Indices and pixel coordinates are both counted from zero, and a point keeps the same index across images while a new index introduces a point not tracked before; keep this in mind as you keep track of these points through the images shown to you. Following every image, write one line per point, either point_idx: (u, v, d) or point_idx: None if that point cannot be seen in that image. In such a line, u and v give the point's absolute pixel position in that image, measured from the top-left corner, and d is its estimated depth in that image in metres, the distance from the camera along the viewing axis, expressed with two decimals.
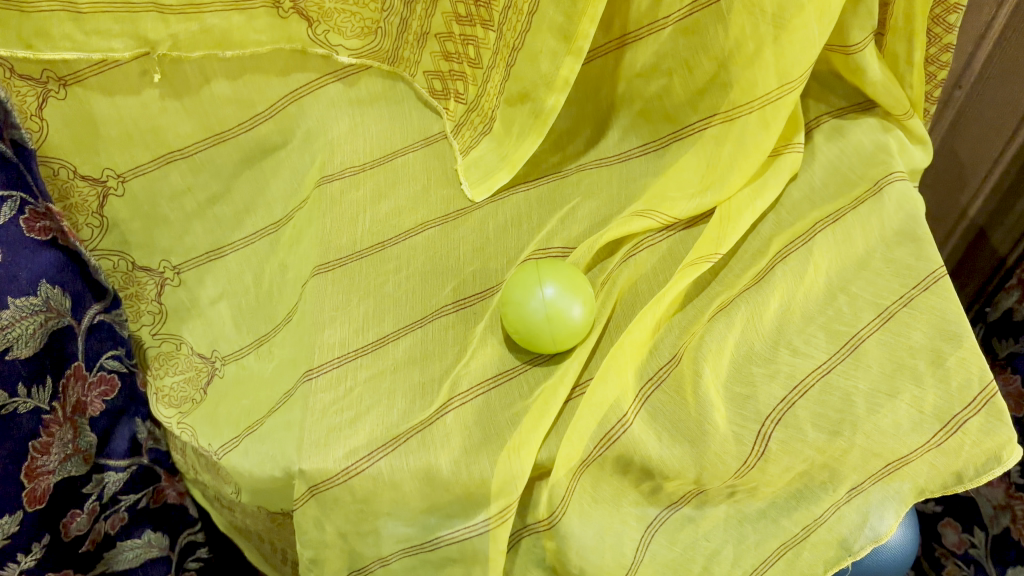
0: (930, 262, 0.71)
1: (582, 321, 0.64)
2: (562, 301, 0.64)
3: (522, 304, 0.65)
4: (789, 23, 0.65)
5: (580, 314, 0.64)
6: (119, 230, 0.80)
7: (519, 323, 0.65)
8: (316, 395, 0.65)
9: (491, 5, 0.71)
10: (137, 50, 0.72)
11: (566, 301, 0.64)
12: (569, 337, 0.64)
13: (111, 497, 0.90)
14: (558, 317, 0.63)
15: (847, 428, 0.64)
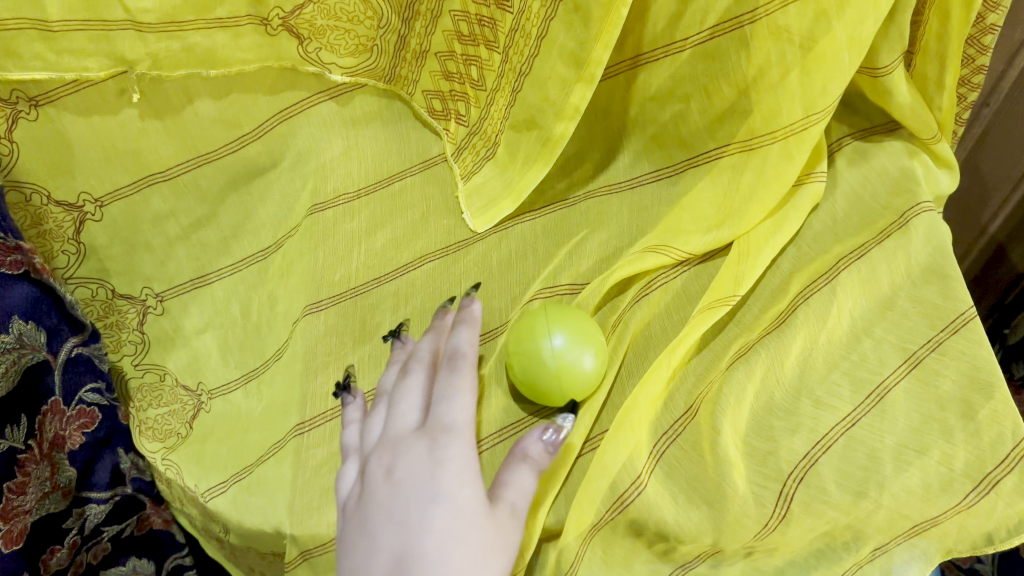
0: (960, 302, 0.66)
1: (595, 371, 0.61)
2: (571, 353, 0.59)
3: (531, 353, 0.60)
4: (817, 51, 0.60)
5: (590, 366, 0.60)
6: (97, 258, 0.75)
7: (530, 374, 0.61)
8: (310, 450, 0.63)
9: (496, 26, 0.66)
10: (113, 69, 0.67)
11: (577, 352, 0.60)
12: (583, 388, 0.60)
13: (93, 529, 0.86)
14: (570, 369, 0.59)
15: (873, 489, 0.60)
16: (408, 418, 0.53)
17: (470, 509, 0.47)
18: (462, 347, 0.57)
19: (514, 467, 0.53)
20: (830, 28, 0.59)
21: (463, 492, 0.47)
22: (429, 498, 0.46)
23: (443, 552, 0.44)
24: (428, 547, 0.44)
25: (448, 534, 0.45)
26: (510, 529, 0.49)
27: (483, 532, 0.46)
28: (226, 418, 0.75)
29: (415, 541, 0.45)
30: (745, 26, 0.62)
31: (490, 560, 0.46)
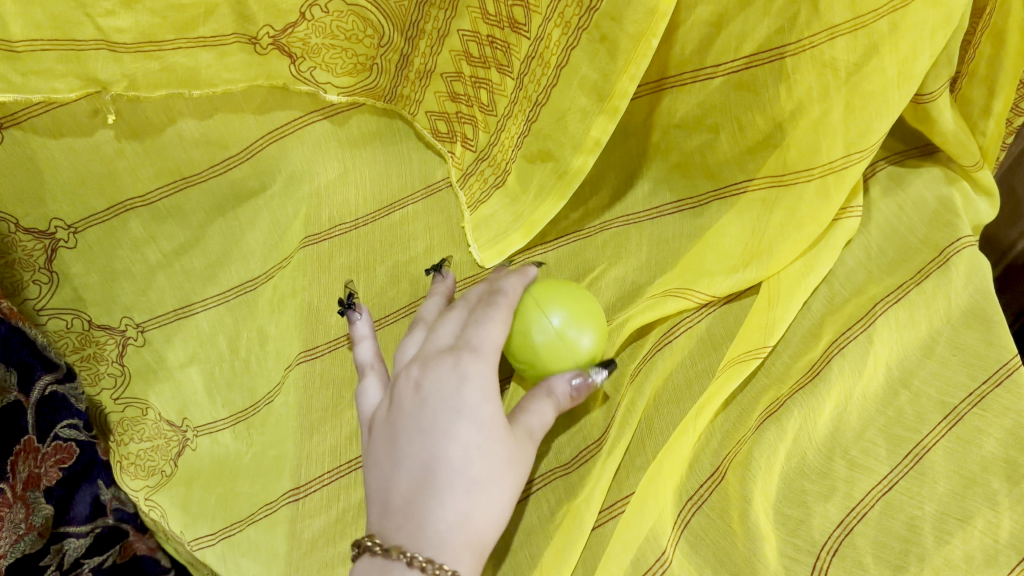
0: (1003, 350, 0.62)
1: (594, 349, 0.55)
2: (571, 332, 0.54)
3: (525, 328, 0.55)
4: (860, 86, 0.56)
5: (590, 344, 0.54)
6: (72, 286, 0.68)
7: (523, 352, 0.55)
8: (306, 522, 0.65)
9: (511, 49, 0.60)
10: (85, 90, 0.60)
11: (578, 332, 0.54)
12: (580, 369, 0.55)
13: (73, 563, 0.82)
14: (569, 350, 0.54)
15: (912, 562, 0.56)
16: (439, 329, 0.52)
17: (494, 423, 0.46)
18: (507, 285, 0.54)
19: (542, 403, 0.51)
20: (881, 64, 0.54)
21: (489, 403, 0.47)
22: (453, 409, 0.46)
23: (466, 462, 0.44)
24: (451, 455, 0.44)
25: (470, 447, 0.45)
26: (529, 438, 0.49)
27: (505, 444, 0.46)
28: (213, 460, 0.70)
29: (439, 452, 0.45)
30: (786, 58, 0.57)
31: (510, 470, 0.46)
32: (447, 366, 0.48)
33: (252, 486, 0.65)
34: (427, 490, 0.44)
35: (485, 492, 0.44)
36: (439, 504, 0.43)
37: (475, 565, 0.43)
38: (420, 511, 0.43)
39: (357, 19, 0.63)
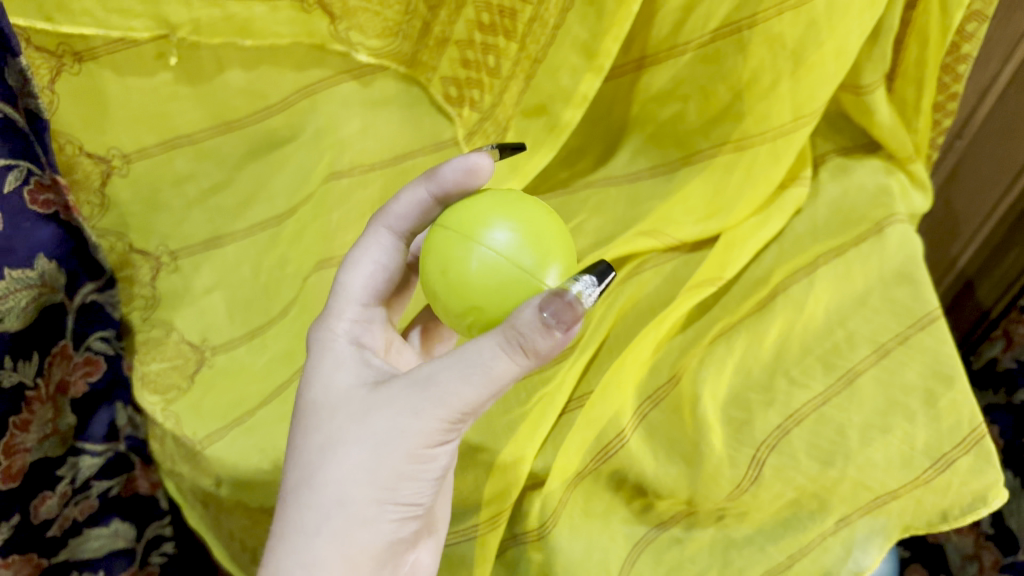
0: (928, 304, 0.71)
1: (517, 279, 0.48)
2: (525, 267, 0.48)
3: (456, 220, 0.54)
4: (808, 60, 0.66)
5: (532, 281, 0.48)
6: (118, 211, 0.79)
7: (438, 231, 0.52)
8: None
9: (515, 14, 0.70)
10: (156, 31, 0.72)
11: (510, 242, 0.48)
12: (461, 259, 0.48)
13: (84, 482, 0.89)
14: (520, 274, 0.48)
15: (839, 459, 0.65)
16: (318, 322, 0.57)
17: (340, 431, 0.48)
18: (388, 216, 0.58)
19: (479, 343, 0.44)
20: (820, 41, 0.65)
21: (343, 409, 0.49)
22: (306, 429, 0.51)
23: (306, 471, 0.49)
24: (304, 463, 0.49)
25: (307, 469, 0.49)
26: (413, 409, 0.46)
27: (363, 440, 0.47)
28: (228, 372, 0.79)
29: (304, 452, 0.50)
30: (743, 32, 0.67)
31: (360, 466, 0.47)
32: (329, 377, 0.52)
33: (263, 383, 0.77)
34: (286, 489, 0.50)
35: (314, 509, 0.47)
36: (286, 506, 0.49)
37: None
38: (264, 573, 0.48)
39: None
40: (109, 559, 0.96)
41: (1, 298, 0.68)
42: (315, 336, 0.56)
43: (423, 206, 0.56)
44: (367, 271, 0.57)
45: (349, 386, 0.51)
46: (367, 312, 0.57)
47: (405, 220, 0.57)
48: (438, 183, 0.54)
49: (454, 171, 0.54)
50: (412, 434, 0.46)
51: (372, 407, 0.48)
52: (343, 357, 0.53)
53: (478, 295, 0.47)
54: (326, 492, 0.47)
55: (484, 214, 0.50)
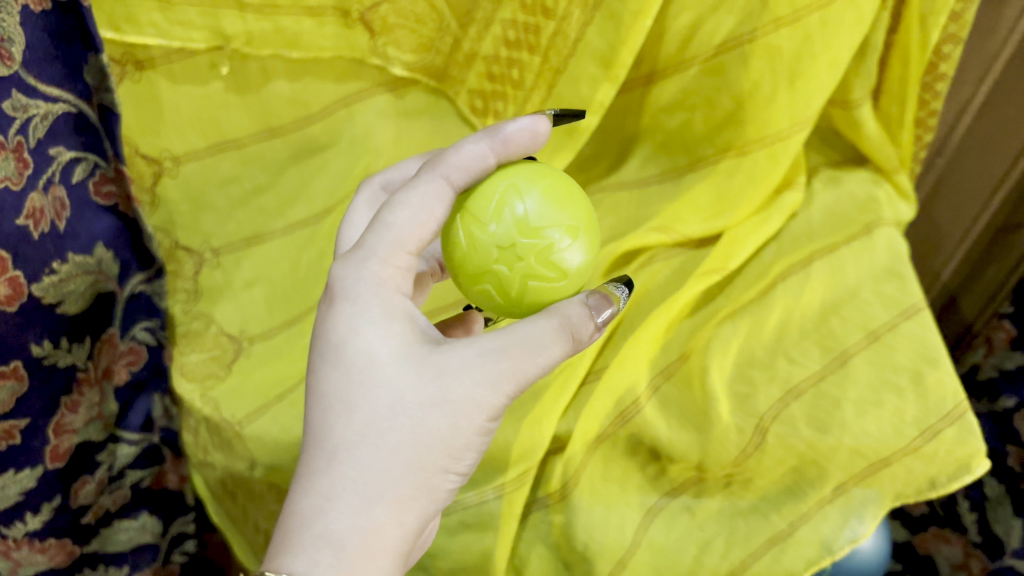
0: (914, 296, 0.77)
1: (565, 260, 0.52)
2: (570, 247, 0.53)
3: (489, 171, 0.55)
4: (804, 72, 0.74)
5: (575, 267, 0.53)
6: (167, 209, 0.86)
7: (510, 172, 0.54)
8: None
9: (539, 29, 0.78)
10: (212, 42, 0.80)
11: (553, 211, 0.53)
12: (576, 209, 0.54)
13: (119, 471, 0.93)
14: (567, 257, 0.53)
15: (836, 429, 0.71)
16: (347, 261, 0.49)
17: (411, 392, 0.45)
18: (445, 166, 0.52)
19: (541, 323, 0.47)
20: (815, 53, 0.73)
21: (407, 369, 0.46)
22: (355, 383, 0.46)
23: (352, 438, 0.44)
24: (346, 429, 0.45)
25: (366, 430, 0.44)
26: (484, 378, 0.45)
27: (424, 404, 0.45)
28: (264, 360, 0.84)
29: (343, 418, 0.45)
30: (744, 46, 0.75)
31: (422, 435, 0.45)
32: (381, 328, 0.47)
33: (298, 365, 0.83)
34: (320, 456, 0.45)
35: (378, 474, 0.44)
36: (323, 474, 0.44)
37: (369, 548, 0.43)
38: (304, 540, 0.42)
39: (425, 5, 0.81)
40: (133, 553, 0.99)
41: (63, 282, 0.75)
42: (349, 277, 0.49)
43: (484, 164, 0.53)
44: (417, 213, 0.49)
45: (404, 343, 0.47)
46: (409, 261, 0.49)
47: (462, 172, 0.52)
48: (501, 142, 0.54)
49: (521, 129, 0.54)
50: (489, 405, 0.45)
51: (441, 371, 0.46)
52: (391, 308, 0.48)
53: (562, 250, 0.52)
54: (393, 457, 0.44)
55: (530, 185, 0.53)
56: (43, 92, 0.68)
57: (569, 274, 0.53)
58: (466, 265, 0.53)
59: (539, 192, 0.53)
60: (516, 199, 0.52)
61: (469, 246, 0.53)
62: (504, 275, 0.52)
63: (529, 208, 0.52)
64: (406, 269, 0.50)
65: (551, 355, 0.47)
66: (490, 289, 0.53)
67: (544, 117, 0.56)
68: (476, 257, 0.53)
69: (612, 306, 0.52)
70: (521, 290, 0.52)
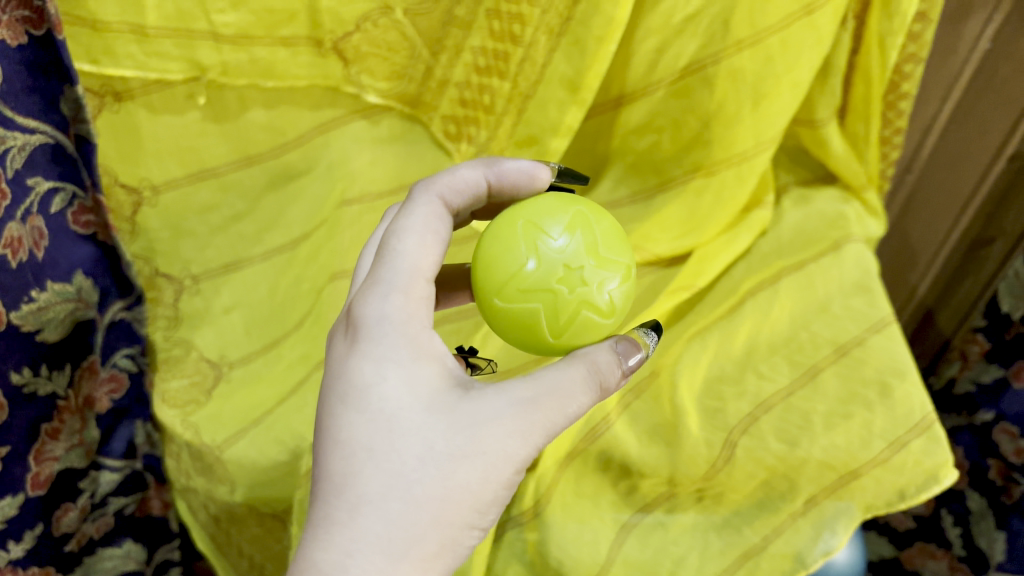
0: (882, 309, 0.78)
1: (612, 301, 0.54)
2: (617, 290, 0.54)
3: (539, 200, 0.56)
4: (766, 93, 0.76)
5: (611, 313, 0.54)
6: (147, 238, 0.88)
7: (572, 202, 0.55)
8: None
9: (508, 56, 0.79)
10: (189, 73, 0.81)
11: (612, 252, 0.54)
12: (626, 252, 0.56)
13: (102, 498, 0.94)
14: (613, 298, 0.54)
15: (804, 441, 0.72)
16: (372, 297, 0.49)
17: (443, 443, 0.44)
18: (441, 184, 0.56)
19: (567, 376, 0.48)
20: (776, 73, 0.75)
21: (438, 418, 0.45)
22: (383, 430, 0.45)
23: (380, 490, 0.43)
24: (373, 480, 0.44)
25: (394, 480, 0.43)
26: (517, 431, 0.45)
27: (456, 458, 0.44)
28: (245, 383, 0.85)
29: (369, 467, 0.44)
30: (706, 68, 0.77)
31: (452, 489, 0.44)
32: (411, 373, 0.46)
33: (274, 388, 0.83)
34: (342, 507, 0.43)
35: (406, 531, 0.42)
36: (346, 527, 0.43)
37: None
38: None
39: (397, 34, 0.83)
40: None
41: (42, 310, 0.76)
42: (376, 315, 0.48)
43: (476, 190, 0.58)
44: (422, 242, 0.51)
45: (433, 390, 0.46)
46: (426, 293, 0.50)
47: (454, 191, 0.56)
48: (496, 175, 0.58)
49: (518, 169, 0.58)
50: (520, 459, 0.45)
51: (474, 421, 0.45)
52: (420, 352, 0.47)
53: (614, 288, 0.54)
54: (421, 512, 0.43)
55: (591, 219, 0.55)
56: (20, 124, 0.70)
57: (614, 312, 0.54)
58: (518, 283, 0.52)
59: (599, 228, 0.55)
60: (582, 229, 0.54)
61: (526, 263, 0.52)
62: (561, 295, 0.52)
63: (590, 240, 0.54)
64: (426, 304, 0.50)
65: (577, 407, 0.47)
66: (538, 307, 0.52)
67: (544, 167, 0.60)
68: (533, 275, 0.52)
69: (643, 354, 0.53)
70: (573, 317, 0.52)
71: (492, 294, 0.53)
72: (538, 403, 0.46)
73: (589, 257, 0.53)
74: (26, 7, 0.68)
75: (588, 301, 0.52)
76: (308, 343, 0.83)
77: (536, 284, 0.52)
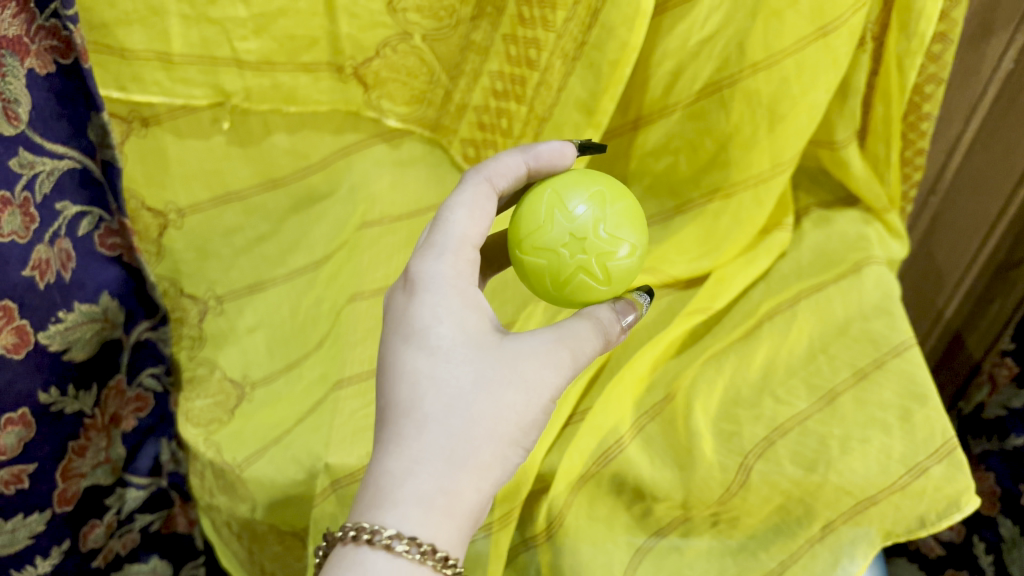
0: (902, 332, 0.77)
1: (615, 270, 0.57)
2: (622, 262, 0.57)
3: (564, 175, 0.60)
4: (782, 115, 0.76)
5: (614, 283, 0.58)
6: (173, 259, 0.90)
7: (597, 180, 0.59)
8: (345, 401, 0.77)
9: (524, 80, 0.81)
10: (214, 99, 0.83)
11: (625, 227, 0.58)
12: (640, 233, 0.59)
13: (129, 515, 0.95)
14: (617, 268, 0.57)
15: (821, 466, 0.71)
16: (426, 258, 0.53)
17: (492, 371, 0.49)
18: (488, 169, 0.58)
19: (585, 324, 0.54)
20: (792, 94, 0.75)
21: (485, 352, 0.50)
22: (441, 361, 0.49)
23: (441, 410, 0.48)
24: (434, 401, 0.48)
25: (453, 402, 0.48)
26: (551, 361, 0.51)
27: (505, 382, 0.49)
28: (266, 404, 0.86)
29: (430, 390, 0.49)
30: (722, 91, 0.77)
31: (503, 409, 0.48)
32: (460, 317, 0.51)
33: (290, 408, 0.83)
34: (408, 425, 0.48)
35: (467, 441, 0.47)
36: (413, 441, 0.47)
37: (447, 506, 0.46)
38: (399, 497, 0.46)
39: (416, 59, 0.84)
40: None
41: (69, 330, 0.78)
42: (429, 271, 0.53)
43: (518, 175, 0.59)
44: (474, 213, 0.55)
45: (480, 330, 0.51)
46: (472, 257, 0.55)
47: (501, 175, 0.58)
48: (534, 159, 0.60)
49: (551, 150, 0.61)
50: (554, 386, 0.51)
51: (515, 354, 0.50)
52: (467, 301, 0.52)
53: (618, 259, 0.57)
54: (476, 428, 0.48)
55: (611, 197, 0.58)
56: (49, 150, 0.72)
57: (614, 282, 0.57)
58: (534, 240, 0.57)
59: (616, 206, 0.58)
60: (598, 204, 0.58)
61: (541, 224, 0.57)
62: (563, 257, 0.56)
63: (603, 215, 0.57)
64: (472, 264, 0.55)
65: (589, 350, 0.53)
66: (543, 265, 0.57)
67: (570, 145, 0.63)
68: (546, 234, 0.57)
69: (633, 316, 0.58)
70: (571, 278, 0.57)
71: (514, 249, 0.59)
72: (563, 341, 0.52)
73: (597, 228, 0.57)
74: (54, 37, 0.70)
75: (587, 269, 0.56)
76: (326, 363, 0.84)
77: (542, 244, 0.57)
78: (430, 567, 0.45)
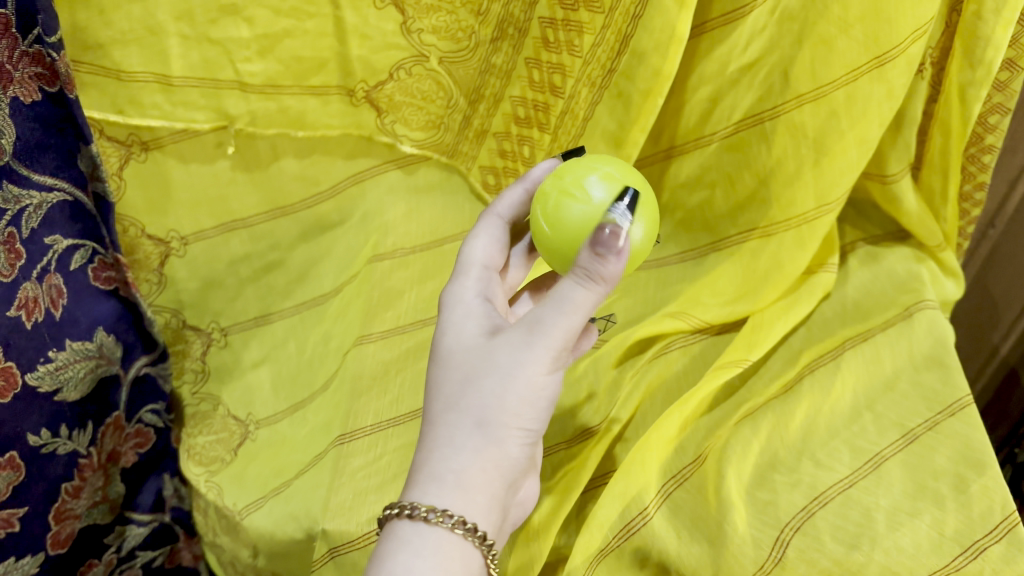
0: (957, 390, 0.71)
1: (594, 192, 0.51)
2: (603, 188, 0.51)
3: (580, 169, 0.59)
4: (830, 149, 0.68)
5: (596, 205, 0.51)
6: (174, 289, 0.83)
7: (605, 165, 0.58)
8: (346, 459, 0.72)
9: (548, 108, 0.77)
10: (216, 122, 0.78)
11: (615, 172, 0.54)
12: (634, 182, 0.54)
13: (129, 552, 0.87)
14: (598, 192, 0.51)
15: (865, 543, 0.63)
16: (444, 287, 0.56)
17: (478, 362, 0.49)
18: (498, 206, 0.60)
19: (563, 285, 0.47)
20: (841, 129, 0.67)
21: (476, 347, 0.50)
22: (442, 365, 0.51)
23: (443, 408, 0.49)
24: (437, 402, 0.49)
25: (449, 399, 0.49)
26: (534, 336, 0.47)
27: (490, 368, 0.48)
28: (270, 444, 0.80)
29: (436, 391, 0.50)
30: (765, 123, 0.71)
31: (490, 395, 0.47)
32: (460, 323, 0.52)
33: (296, 453, 0.78)
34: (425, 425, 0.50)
35: (463, 426, 0.48)
36: (425, 439, 0.49)
37: (456, 483, 0.46)
38: (417, 481, 0.47)
39: (432, 82, 0.82)
40: None
41: (62, 368, 0.72)
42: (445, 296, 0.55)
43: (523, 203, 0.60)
44: (488, 245, 0.58)
45: (476, 329, 0.51)
46: (485, 276, 0.56)
47: (511, 208, 0.60)
48: (534, 184, 0.61)
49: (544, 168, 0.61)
50: (540, 362, 0.47)
51: (503, 337, 0.49)
52: (469, 309, 0.53)
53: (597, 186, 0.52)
54: (468, 418, 0.48)
55: (610, 163, 0.56)
56: (37, 182, 0.67)
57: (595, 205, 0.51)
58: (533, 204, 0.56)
59: (609, 163, 0.56)
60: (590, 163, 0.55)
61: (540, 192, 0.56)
62: (546, 196, 0.54)
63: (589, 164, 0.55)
64: (488, 280, 0.56)
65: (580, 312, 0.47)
66: (535, 216, 0.54)
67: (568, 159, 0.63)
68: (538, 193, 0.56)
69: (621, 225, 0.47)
70: (552, 210, 0.52)
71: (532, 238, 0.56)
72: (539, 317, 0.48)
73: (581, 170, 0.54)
74: (39, 63, 0.65)
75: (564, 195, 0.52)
76: (331, 408, 0.79)
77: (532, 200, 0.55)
78: (445, 530, 0.45)
